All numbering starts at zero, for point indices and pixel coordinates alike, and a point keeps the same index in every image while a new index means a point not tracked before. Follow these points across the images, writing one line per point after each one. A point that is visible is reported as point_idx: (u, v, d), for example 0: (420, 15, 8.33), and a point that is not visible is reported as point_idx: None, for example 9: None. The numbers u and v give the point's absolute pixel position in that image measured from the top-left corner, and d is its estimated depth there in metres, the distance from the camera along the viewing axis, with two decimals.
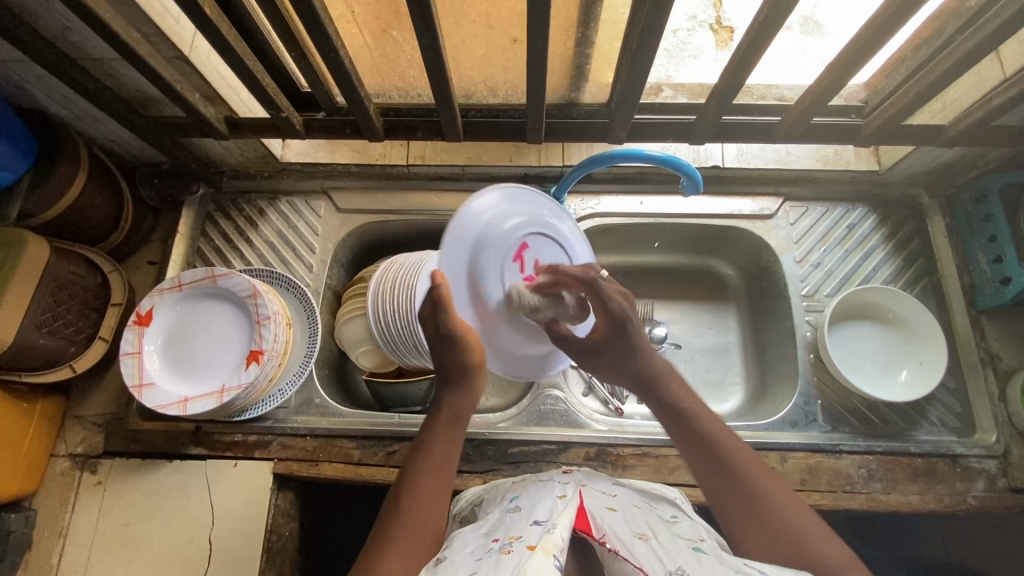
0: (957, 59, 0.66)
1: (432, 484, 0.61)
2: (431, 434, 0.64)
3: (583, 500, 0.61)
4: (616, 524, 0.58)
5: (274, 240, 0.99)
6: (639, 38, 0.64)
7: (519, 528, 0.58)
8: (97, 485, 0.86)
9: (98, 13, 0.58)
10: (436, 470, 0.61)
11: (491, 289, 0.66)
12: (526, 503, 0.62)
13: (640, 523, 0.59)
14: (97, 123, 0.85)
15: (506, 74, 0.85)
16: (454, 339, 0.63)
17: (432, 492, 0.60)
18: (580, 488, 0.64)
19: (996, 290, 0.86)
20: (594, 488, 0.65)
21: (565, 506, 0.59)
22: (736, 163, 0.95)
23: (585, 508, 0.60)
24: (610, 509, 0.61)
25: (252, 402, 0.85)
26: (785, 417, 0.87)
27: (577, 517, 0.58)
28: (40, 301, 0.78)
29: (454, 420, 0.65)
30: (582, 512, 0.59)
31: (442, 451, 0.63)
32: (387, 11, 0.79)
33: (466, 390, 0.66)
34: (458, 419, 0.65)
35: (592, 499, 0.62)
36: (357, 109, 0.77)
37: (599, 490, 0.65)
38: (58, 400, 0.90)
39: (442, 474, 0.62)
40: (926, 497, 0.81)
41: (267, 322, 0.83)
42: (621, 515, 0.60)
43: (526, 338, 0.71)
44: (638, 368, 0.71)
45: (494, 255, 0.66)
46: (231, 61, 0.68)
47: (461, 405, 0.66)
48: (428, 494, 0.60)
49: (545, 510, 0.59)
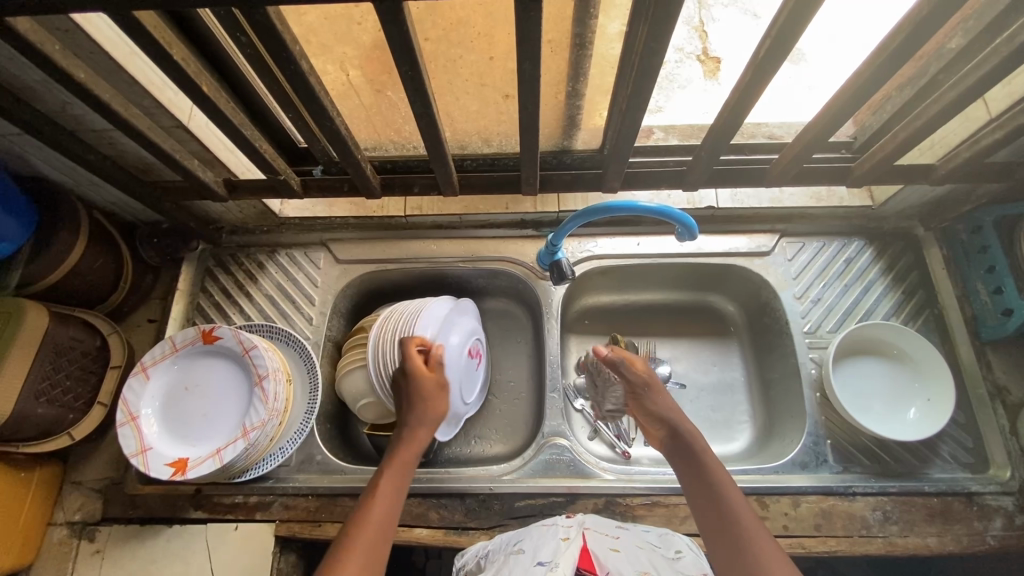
0: (942, 107, 0.67)
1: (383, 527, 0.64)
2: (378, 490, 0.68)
3: (587, 542, 0.66)
4: (620, 564, 0.62)
5: (273, 293, 0.99)
6: (629, 98, 0.65)
7: (524, 568, 0.62)
8: (95, 553, 0.84)
9: (98, 94, 0.59)
10: (387, 505, 0.66)
11: (248, 396, 0.83)
12: (530, 545, 0.67)
13: (642, 562, 0.63)
14: (97, 187, 0.86)
15: (499, 127, 0.86)
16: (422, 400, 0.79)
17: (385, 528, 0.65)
18: (582, 531, 0.68)
19: (999, 321, 0.85)
20: (597, 530, 0.69)
21: (568, 548, 0.64)
22: (731, 204, 0.97)
23: (588, 548, 0.65)
24: (614, 550, 0.65)
25: (252, 463, 0.83)
26: (794, 458, 0.85)
27: (580, 558, 0.63)
28: (40, 370, 0.78)
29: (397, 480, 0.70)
30: (586, 553, 0.64)
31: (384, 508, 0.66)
32: (383, 74, 0.80)
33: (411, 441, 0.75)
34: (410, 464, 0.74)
35: (596, 540, 0.66)
36: (355, 169, 0.78)
37: (602, 532, 0.69)
38: (56, 466, 0.88)
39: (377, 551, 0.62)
40: (944, 539, 0.79)
41: (266, 378, 0.82)
42: (624, 555, 0.64)
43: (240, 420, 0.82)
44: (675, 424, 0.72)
45: (236, 349, 0.84)
46: (229, 131, 0.69)
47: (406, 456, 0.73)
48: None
49: (548, 551, 0.64)
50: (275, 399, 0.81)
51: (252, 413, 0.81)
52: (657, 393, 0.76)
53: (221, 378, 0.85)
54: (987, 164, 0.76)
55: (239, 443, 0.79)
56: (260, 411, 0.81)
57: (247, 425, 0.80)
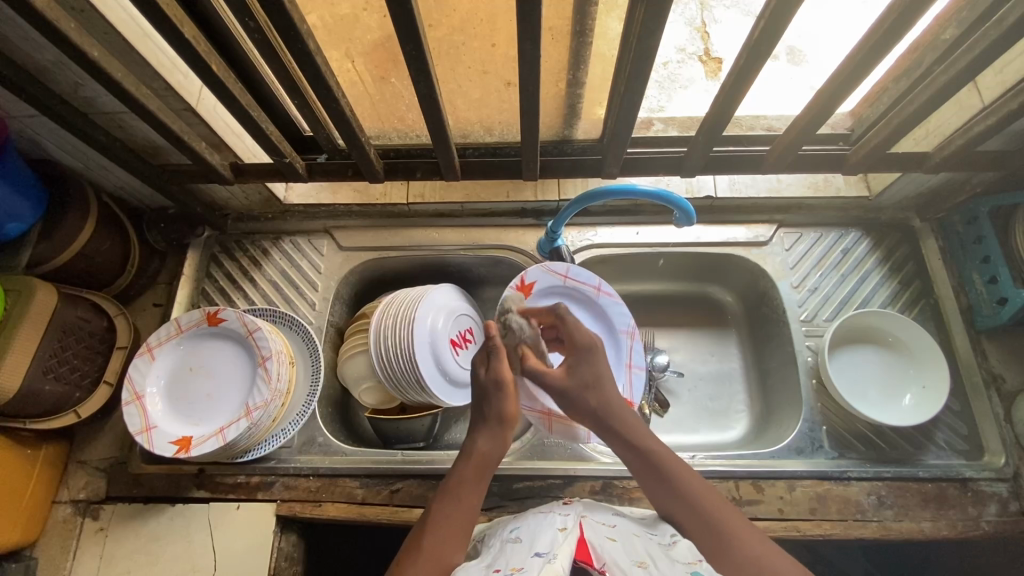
0: (933, 91, 0.68)
1: (455, 531, 0.61)
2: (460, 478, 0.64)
3: (583, 531, 0.67)
4: (616, 553, 0.64)
5: (277, 279, 1.00)
6: (626, 83, 0.67)
7: (521, 559, 0.63)
8: (99, 531, 0.86)
9: (111, 72, 0.61)
10: (475, 489, 0.64)
11: (248, 377, 0.85)
12: (527, 533, 0.68)
13: (639, 552, 0.65)
14: (106, 171, 0.88)
15: (500, 115, 0.88)
16: (503, 387, 0.66)
17: (458, 530, 0.62)
18: (579, 520, 0.69)
19: (993, 310, 0.86)
20: (594, 518, 0.71)
21: (565, 538, 0.65)
22: (728, 193, 0.98)
23: (585, 538, 0.66)
24: (610, 539, 0.67)
25: (255, 442, 0.85)
26: (791, 444, 0.86)
27: (577, 548, 0.64)
28: (47, 347, 0.79)
29: (481, 469, 0.65)
30: (583, 543, 0.65)
31: (469, 499, 0.63)
32: (387, 61, 0.81)
33: (492, 437, 0.66)
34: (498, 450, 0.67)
35: (592, 529, 0.68)
36: (359, 153, 0.80)
37: (599, 521, 0.71)
38: (61, 445, 0.89)
39: (465, 524, 0.62)
40: (938, 523, 0.80)
41: (268, 359, 0.83)
42: (620, 545, 0.66)
43: (241, 400, 0.84)
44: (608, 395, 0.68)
45: (239, 332, 0.86)
46: (237, 112, 0.71)
47: (490, 452, 0.66)
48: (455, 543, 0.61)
49: (546, 542, 0.65)
50: (275, 381, 0.82)
51: (253, 394, 0.83)
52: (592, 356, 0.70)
53: (222, 359, 0.87)
54: (978, 152, 0.78)
55: (241, 422, 0.80)
56: (261, 391, 0.82)
57: (248, 406, 0.81)
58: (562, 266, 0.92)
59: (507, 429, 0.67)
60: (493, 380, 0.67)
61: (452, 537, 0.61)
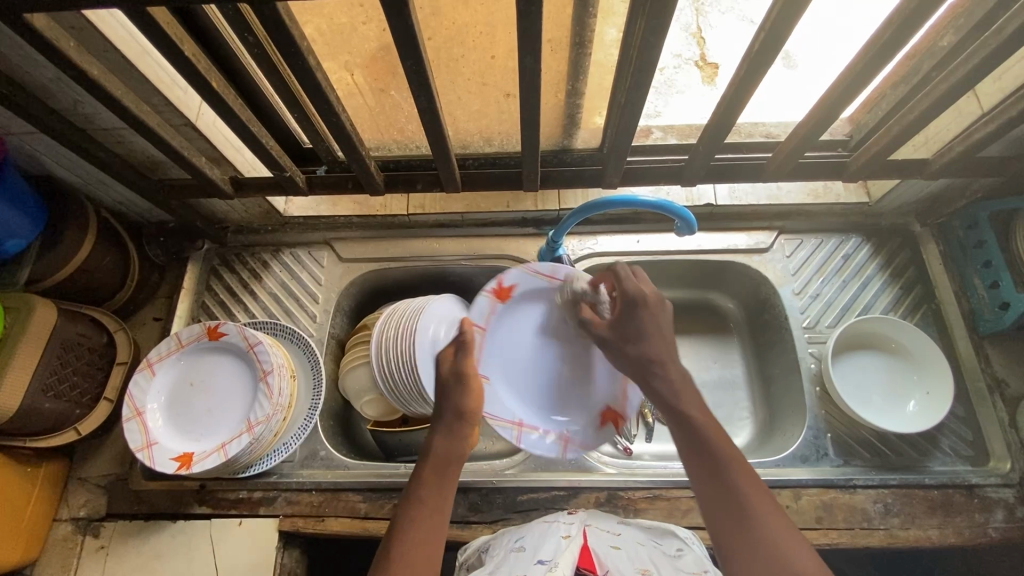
0: (935, 98, 0.69)
1: (426, 533, 0.61)
2: (420, 481, 0.67)
3: (587, 539, 0.67)
4: (619, 561, 0.63)
5: (278, 291, 1.00)
6: (627, 93, 0.67)
7: (523, 566, 0.63)
8: (100, 549, 0.85)
9: (110, 91, 0.61)
10: (434, 485, 0.66)
11: (247, 390, 0.84)
12: (531, 542, 0.67)
13: (642, 559, 0.64)
14: (105, 187, 0.88)
15: (500, 125, 0.88)
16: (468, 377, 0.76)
17: (427, 529, 0.62)
18: (583, 528, 0.69)
19: (995, 315, 0.86)
20: (598, 527, 0.70)
21: (568, 546, 0.65)
22: (729, 201, 0.98)
23: (588, 546, 0.66)
24: (613, 547, 0.66)
25: (259, 456, 0.84)
26: (796, 452, 0.85)
27: (581, 556, 0.64)
28: (47, 365, 0.79)
29: (442, 467, 0.68)
30: (586, 551, 0.65)
31: (430, 498, 0.65)
32: (386, 73, 0.81)
33: (453, 436, 0.71)
34: (455, 454, 0.70)
35: (596, 537, 0.68)
36: (359, 166, 0.80)
37: (603, 528, 0.70)
38: (61, 463, 0.89)
39: (432, 522, 0.63)
40: (945, 531, 0.79)
41: (270, 374, 0.82)
42: (624, 552, 0.65)
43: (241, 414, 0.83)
44: (650, 359, 0.70)
45: (235, 345, 0.85)
46: (237, 127, 0.71)
47: (449, 450, 0.69)
48: (422, 542, 0.61)
49: (548, 550, 0.64)
50: (275, 396, 0.82)
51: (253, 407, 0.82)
52: (644, 314, 0.72)
53: (221, 373, 0.86)
54: (976, 158, 0.78)
55: (240, 437, 0.80)
56: (260, 405, 0.82)
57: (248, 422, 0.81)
58: (520, 270, 0.86)
59: (466, 426, 0.73)
60: (457, 373, 0.77)
61: (419, 536, 0.61)
